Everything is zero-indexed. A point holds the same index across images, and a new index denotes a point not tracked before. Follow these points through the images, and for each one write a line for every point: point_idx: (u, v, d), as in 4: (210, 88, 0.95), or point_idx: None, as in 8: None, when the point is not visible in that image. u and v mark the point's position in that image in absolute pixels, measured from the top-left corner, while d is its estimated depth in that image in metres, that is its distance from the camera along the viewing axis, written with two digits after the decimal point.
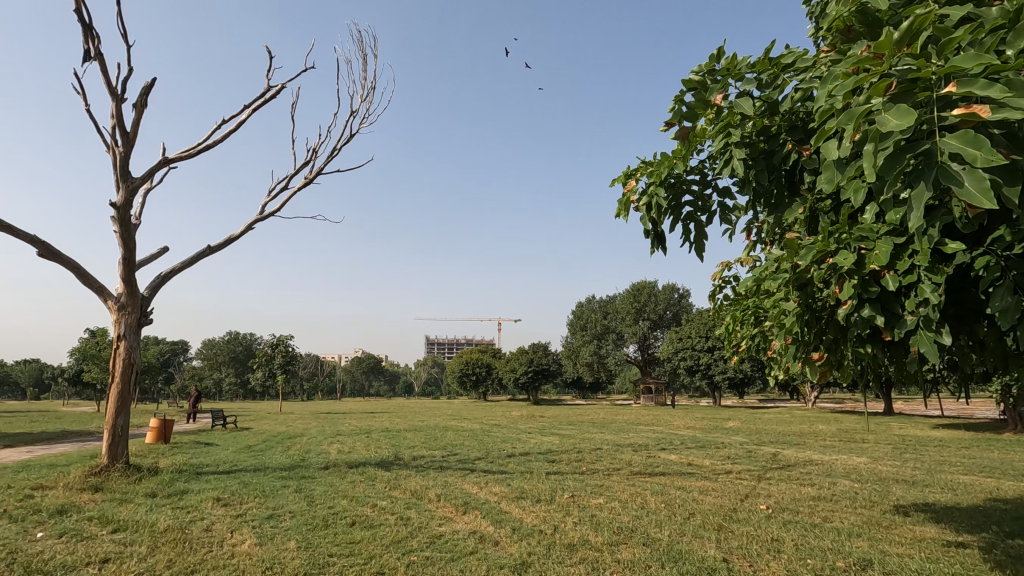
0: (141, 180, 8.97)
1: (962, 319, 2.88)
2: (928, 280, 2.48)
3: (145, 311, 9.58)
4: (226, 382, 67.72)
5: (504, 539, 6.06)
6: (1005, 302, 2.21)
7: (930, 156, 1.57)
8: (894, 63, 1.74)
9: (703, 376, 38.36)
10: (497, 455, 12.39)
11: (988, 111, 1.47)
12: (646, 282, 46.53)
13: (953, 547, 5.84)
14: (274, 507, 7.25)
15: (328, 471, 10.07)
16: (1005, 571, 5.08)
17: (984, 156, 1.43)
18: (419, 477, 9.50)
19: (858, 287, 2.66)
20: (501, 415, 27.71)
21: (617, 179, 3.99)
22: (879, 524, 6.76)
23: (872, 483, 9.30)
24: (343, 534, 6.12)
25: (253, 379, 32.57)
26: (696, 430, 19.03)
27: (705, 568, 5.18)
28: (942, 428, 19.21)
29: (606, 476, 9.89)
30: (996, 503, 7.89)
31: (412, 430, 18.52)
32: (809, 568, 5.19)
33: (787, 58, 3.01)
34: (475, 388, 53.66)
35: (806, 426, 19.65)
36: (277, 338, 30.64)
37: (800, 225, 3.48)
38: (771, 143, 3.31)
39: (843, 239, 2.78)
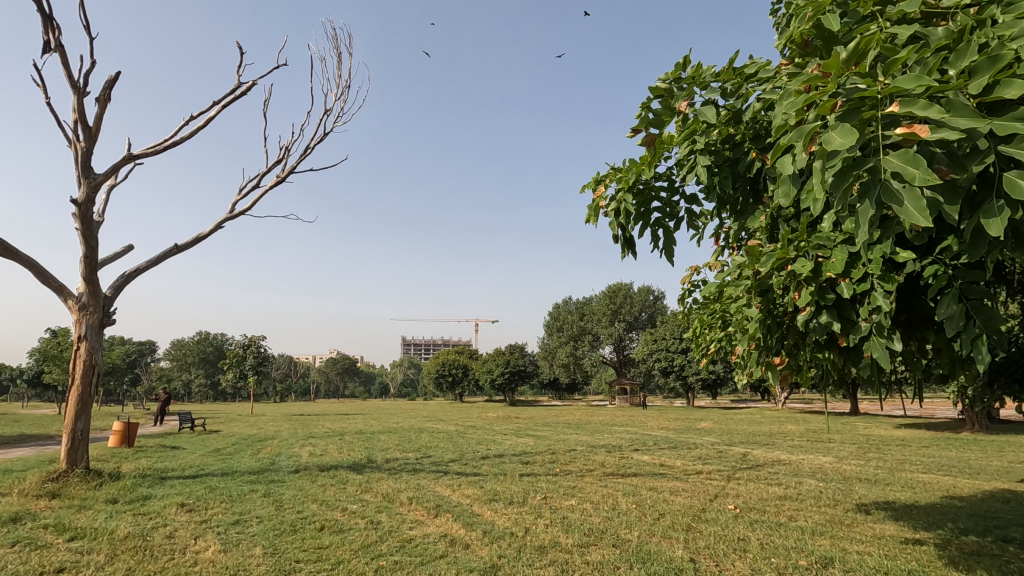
0: (104, 176, 8.70)
1: (913, 326, 2.98)
2: (881, 287, 2.57)
3: (108, 311, 9.29)
4: (195, 384, 66.08)
5: (475, 542, 6.05)
6: (952, 309, 2.29)
7: (875, 173, 1.63)
8: (842, 82, 1.80)
9: (678, 376, 38.86)
10: (471, 457, 12.35)
11: (927, 131, 1.53)
12: (623, 284, 46.88)
13: (910, 544, 6.02)
14: (241, 512, 7.10)
15: (298, 474, 9.90)
16: (959, 567, 5.26)
17: (922, 175, 1.47)
18: (391, 480, 9.41)
19: (815, 294, 2.73)
20: (477, 416, 27.63)
21: (587, 184, 4.02)
22: (841, 523, 6.94)
23: (836, 482, 9.55)
24: (311, 539, 6.03)
25: (223, 382, 31.82)
26: (669, 431, 19.22)
27: (672, 568, 5.24)
28: (904, 427, 19.80)
29: (579, 478, 9.94)
30: (952, 500, 8.17)
31: (386, 432, 18.36)
32: (773, 567, 5.30)
33: (749, 68, 3.06)
34: (452, 389, 53.38)
35: (775, 426, 20.06)
36: (249, 339, 30.04)
37: (762, 232, 3.56)
38: (735, 151, 3.37)
39: (802, 247, 2.85)
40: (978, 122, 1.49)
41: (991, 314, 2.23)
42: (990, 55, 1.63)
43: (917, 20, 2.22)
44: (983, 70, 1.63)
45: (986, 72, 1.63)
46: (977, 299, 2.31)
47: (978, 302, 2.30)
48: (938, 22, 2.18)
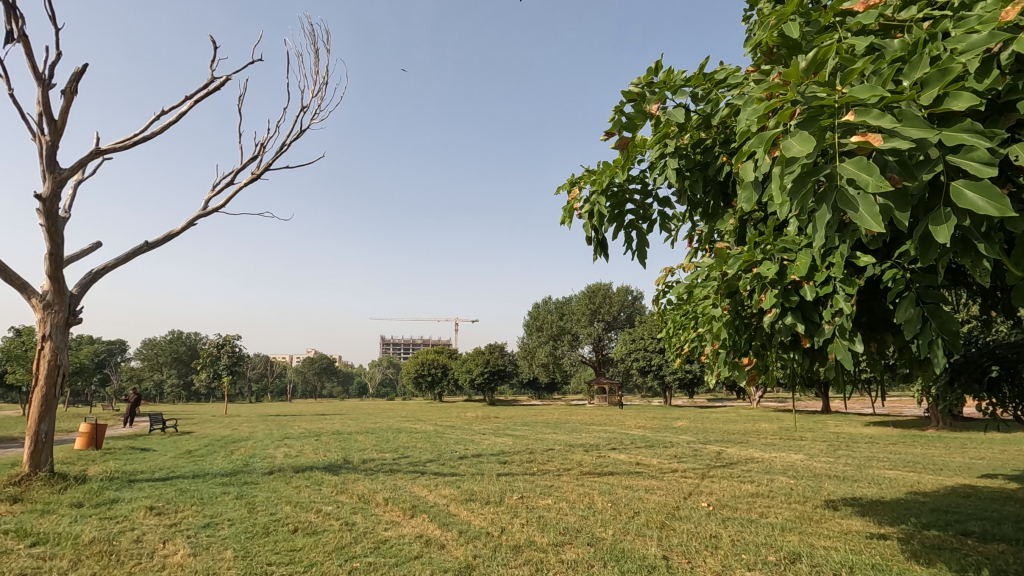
0: (71, 171, 8.45)
1: (874, 328, 3.07)
2: (842, 291, 2.64)
3: (74, 311, 9.03)
4: (168, 384, 64.53)
5: (451, 542, 6.04)
6: (909, 313, 2.37)
7: (831, 180, 1.68)
8: (802, 90, 1.85)
9: (655, 376, 39.30)
10: (449, 457, 12.32)
11: (880, 140, 1.58)
12: (602, 285, 47.19)
13: (874, 538, 6.20)
14: (212, 515, 6.97)
15: (272, 476, 9.76)
16: (920, 560, 5.43)
17: (874, 183, 1.52)
18: (367, 481, 9.34)
19: (780, 296, 2.79)
20: (455, 416, 27.58)
21: (562, 186, 4.05)
22: (810, 519, 7.11)
23: (806, 479, 9.76)
24: (284, 541, 5.95)
25: (197, 382, 31.13)
26: (646, 430, 19.42)
27: (645, 566, 5.31)
28: (873, 425, 20.34)
29: (556, 477, 10.00)
30: (915, 496, 8.43)
31: (363, 433, 18.22)
32: (743, 564, 5.41)
33: (719, 74, 3.11)
34: (431, 389, 53.07)
35: (749, 425, 20.42)
36: (223, 338, 29.44)
37: (731, 235, 3.62)
38: (706, 155, 3.42)
39: (768, 251, 2.92)
40: (927, 133, 1.55)
41: (946, 318, 2.30)
42: (941, 68, 1.69)
43: (876, 32, 2.29)
44: (934, 83, 1.69)
45: (937, 84, 1.69)
46: (933, 303, 2.38)
47: (935, 305, 2.37)
48: (896, 34, 2.26)
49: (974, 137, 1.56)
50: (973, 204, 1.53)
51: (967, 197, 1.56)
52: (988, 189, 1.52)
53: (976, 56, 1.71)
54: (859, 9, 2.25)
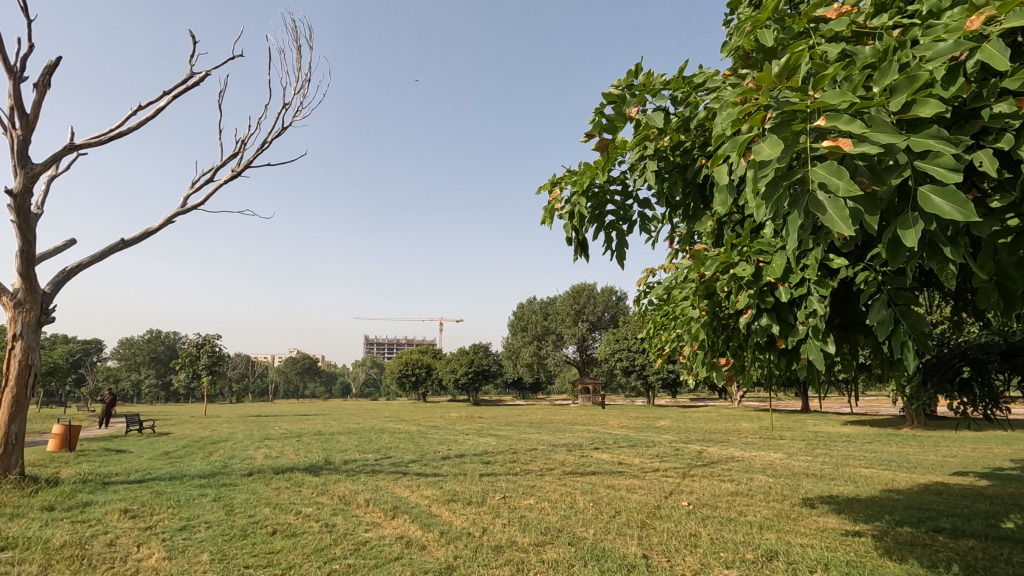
0: (44, 166, 8.25)
1: (847, 329, 3.12)
2: (816, 292, 2.67)
3: (47, 309, 8.81)
4: (146, 384, 63.32)
5: (432, 543, 6.02)
6: (882, 315, 2.41)
7: (802, 185, 1.69)
8: (774, 95, 1.88)
9: (639, 376, 39.61)
10: (432, 457, 12.27)
11: (849, 145, 1.60)
12: (586, 285, 47.45)
13: (850, 535, 6.31)
14: (188, 518, 6.85)
15: (251, 478, 9.63)
16: (893, 557, 5.54)
17: (845, 187, 1.54)
18: (349, 482, 9.27)
19: (756, 297, 2.83)
20: (438, 416, 27.51)
21: (543, 187, 4.05)
22: (788, 517, 7.21)
23: (785, 478, 9.92)
24: (262, 544, 5.88)
25: (175, 382, 30.59)
26: (629, 429, 19.56)
27: (625, 564, 5.35)
28: (850, 424, 20.72)
29: (539, 477, 10.02)
30: (889, 493, 8.61)
31: (345, 433, 18.08)
32: (722, 562, 5.46)
33: (698, 78, 3.12)
34: (415, 389, 52.81)
35: (730, 425, 20.67)
36: (203, 338, 29.00)
37: (709, 237, 3.66)
38: (685, 158, 3.46)
39: (744, 252, 2.95)
40: (895, 138, 1.58)
41: (917, 319, 2.35)
42: (909, 74, 1.73)
43: (849, 39, 2.33)
44: (903, 89, 1.73)
45: (905, 91, 1.72)
46: (905, 304, 2.42)
47: (906, 307, 2.41)
48: (868, 41, 2.30)
49: (940, 143, 1.60)
50: (938, 209, 1.57)
51: (934, 203, 1.59)
52: (954, 194, 1.56)
53: (943, 65, 1.74)
54: (832, 17, 2.30)
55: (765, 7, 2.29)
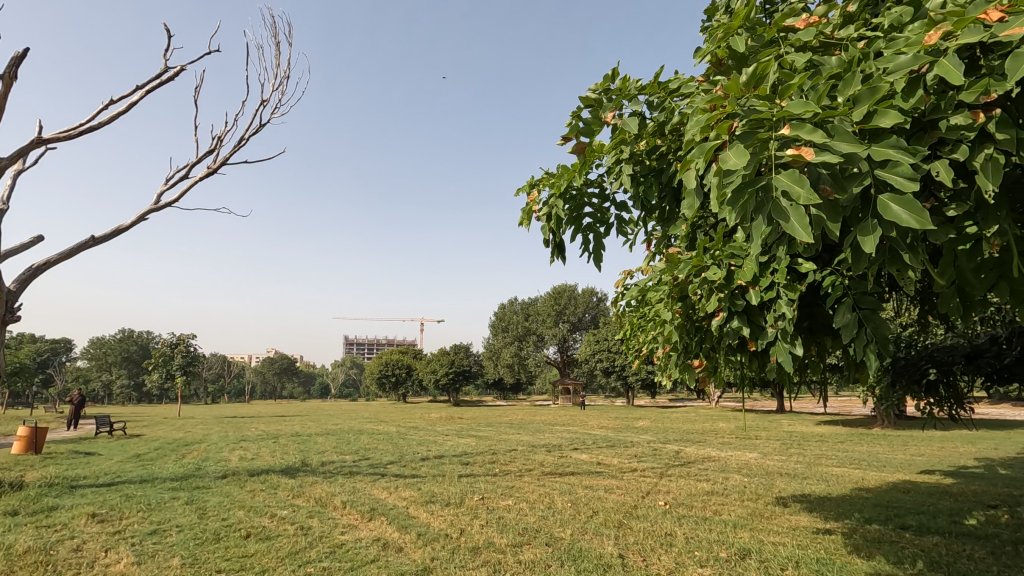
0: (9, 160, 7.96)
1: (815, 332, 3.19)
2: (785, 295, 2.72)
3: (11, 308, 8.51)
4: (117, 384, 61.71)
5: (409, 545, 5.98)
6: (846, 318, 2.47)
7: (766, 192, 1.73)
8: (741, 104, 1.93)
9: (619, 376, 39.94)
10: (411, 458, 12.20)
11: (811, 154, 1.64)
12: (568, 285, 47.66)
13: (820, 533, 6.45)
14: (159, 522, 6.71)
15: (225, 480, 9.47)
16: (861, 554, 5.67)
17: (805, 196, 1.58)
18: (326, 484, 9.15)
19: (727, 300, 2.88)
20: (418, 417, 27.38)
21: (521, 188, 4.06)
22: (762, 515, 7.33)
23: (759, 477, 10.08)
24: (235, 548, 5.78)
25: (148, 383, 29.88)
26: (608, 430, 19.72)
27: (601, 564, 5.39)
28: (823, 424, 21.14)
29: (517, 478, 10.03)
30: (860, 492, 8.82)
31: (323, 434, 17.89)
32: (695, 561, 5.54)
33: (673, 83, 3.15)
34: (394, 390, 52.42)
35: (708, 425, 20.96)
36: (177, 337, 28.39)
37: (683, 240, 3.71)
38: (660, 162, 3.49)
39: (716, 256, 3.00)
40: (856, 147, 1.63)
41: (879, 323, 2.41)
42: (870, 85, 1.78)
43: (817, 49, 2.39)
44: (864, 100, 1.78)
45: (866, 101, 1.78)
46: (869, 308, 2.48)
47: (870, 311, 2.47)
48: (835, 52, 2.36)
49: (899, 153, 1.65)
50: (897, 217, 1.62)
51: (893, 210, 1.64)
52: (911, 203, 1.61)
53: (902, 77, 1.80)
54: (800, 27, 2.37)
55: (737, 15, 2.34)
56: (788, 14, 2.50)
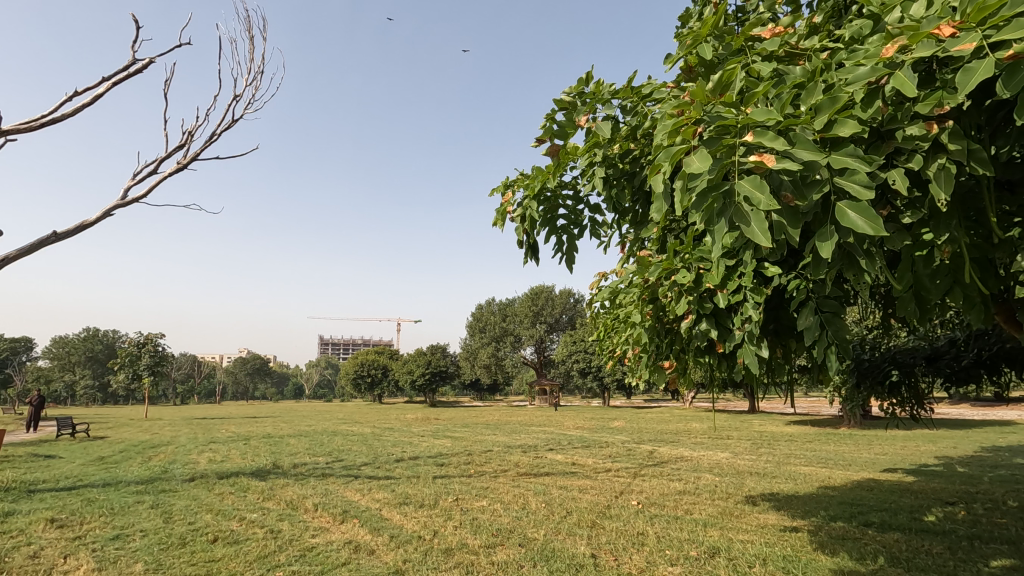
0: None
1: (780, 334, 3.26)
2: (751, 298, 2.79)
3: None
4: (81, 384, 59.72)
5: (381, 547, 5.93)
6: (809, 321, 2.52)
7: (729, 197, 1.77)
8: (707, 110, 1.97)
9: (595, 377, 40.24)
10: (385, 460, 12.08)
11: (773, 161, 1.69)
12: (545, 285, 47.83)
13: (787, 531, 6.60)
14: (122, 526, 6.52)
15: (193, 483, 9.25)
16: (826, 550, 5.82)
17: (766, 201, 1.62)
18: (297, 486, 9.01)
19: (695, 303, 2.94)
20: (393, 417, 27.14)
21: (496, 188, 4.06)
22: (731, 514, 7.47)
23: (730, 476, 10.26)
24: (201, 552, 5.65)
25: (114, 383, 28.96)
26: (584, 430, 19.86)
27: (573, 564, 5.42)
28: (793, 424, 21.57)
29: (493, 478, 10.01)
30: (826, 490, 9.05)
31: (296, 435, 17.62)
32: (666, 559, 5.61)
33: (646, 88, 3.17)
34: (370, 391, 51.85)
35: (681, 425, 21.24)
36: (145, 336, 27.62)
37: (653, 244, 3.75)
38: (632, 166, 3.53)
39: (686, 259, 3.04)
40: (815, 154, 1.68)
41: (840, 326, 2.47)
42: (830, 96, 1.84)
43: (782, 58, 2.46)
44: (824, 110, 1.84)
45: (827, 111, 1.83)
46: (830, 311, 2.54)
47: (831, 314, 2.53)
48: (799, 62, 2.43)
49: (857, 161, 1.71)
50: (853, 223, 1.67)
51: (849, 217, 1.70)
52: (866, 210, 1.66)
53: (861, 88, 1.86)
54: (766, 36, 2.43)
55: (705, 23, 2.38)
56: (755, 24, 2.56)
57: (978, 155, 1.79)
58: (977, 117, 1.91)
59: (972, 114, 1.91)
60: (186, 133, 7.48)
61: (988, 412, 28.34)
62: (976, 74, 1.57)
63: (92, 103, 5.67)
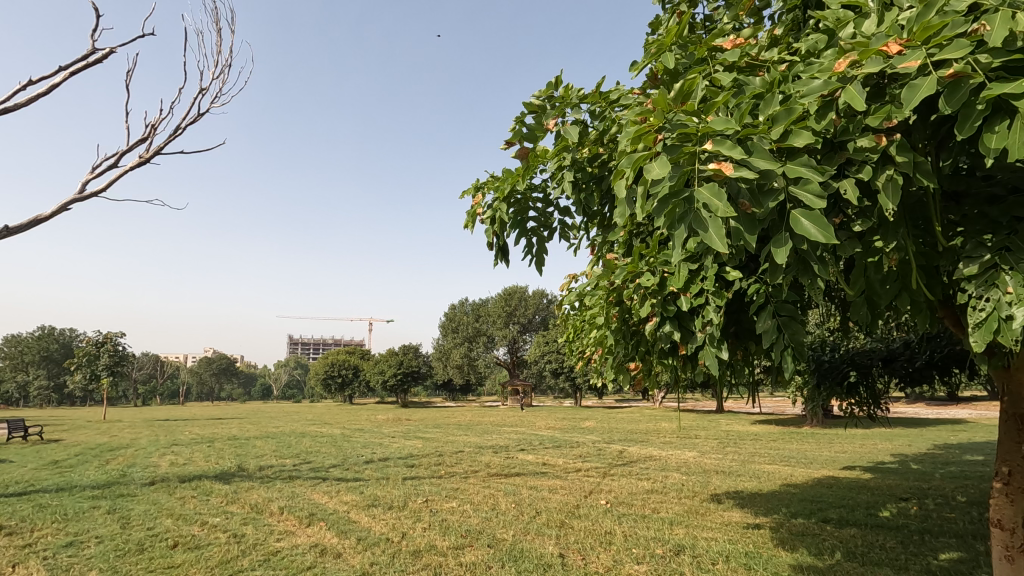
0: None
1: (740, 337, 3.34)
2: (712, 302, 2.85)
3: None
4: (34, 385, 57.10)
5: (348, 550, 5.85)
6: (767, 324, 2.59)
7: (689, 204, 1.81)
8: (669, 118, 2.01)
9: (567, 377, 40.53)
10: (354, 461, 11.93)
11: (730, 169, 1.73)
12: (518, 285, 47.84)
13: (750, 528, 6.76)
14: (76, 533, 6.29)
15: (153, 487, 8.96)
16: (786, 547, 5.99)
17: (723, 210, 1.66)
18: (263, 489, 8.82)
19: (659, 305, 2.98)
20: (364, 418, 26.80)
21: (466, 190, 4.06)
22: (697, 512, 7.62)
23: (696, 475, 10.46)
24: (160, 558, 5.49)
25: (70, 383, 27.78)
26: (555, 430, 19.98)
27: (542, 564, 5.45)
28: (758, 423, 22.06)
29: (463, 479, 10.00)
30: (788, 487, 9.30)
31: (263, 437, 17.29)
32: (633, 557, 5.69)
33: (613, 94, 3.19)
34: (340, 391, 51.05)
35: (651, 425, 21.53)
36: (104, 335, 26.59)
37: (620, 248, 3.80)
38: (600, 170, 3.56)
39: (651, 263, 3.10)
40: (771, 164, 1.74)
41: (796, 329, 2.55)
42: (786, 107, 1.90)
43: (743, 69, 2.54)
44: (781, 120, 1.90)
45: (783, 121, 1.90)
46: (788, 316, 2.61)
47: (789, 318, 2.60)
48: (759, 73, 2.51)
49: (809, 171, 1.77)
50: (807, 232, 1.73)
51: (803, 225, 1.75)
52: (819, 219, 1.72)
53: (815, 101, 1.93)
54: (727, 47, 2.50)
55: (670, 32, 2.43)
56: (718, 34, 2.63)
57: (924, 168, 1.87)
58: (923, 132, 2.00)
59: (919, 129, 2.00)
60: (150, 126, 7.29)
61: (942, 412, 29.52)
62: (921, 90, 1.63)
63: (48, 92, 5.44)
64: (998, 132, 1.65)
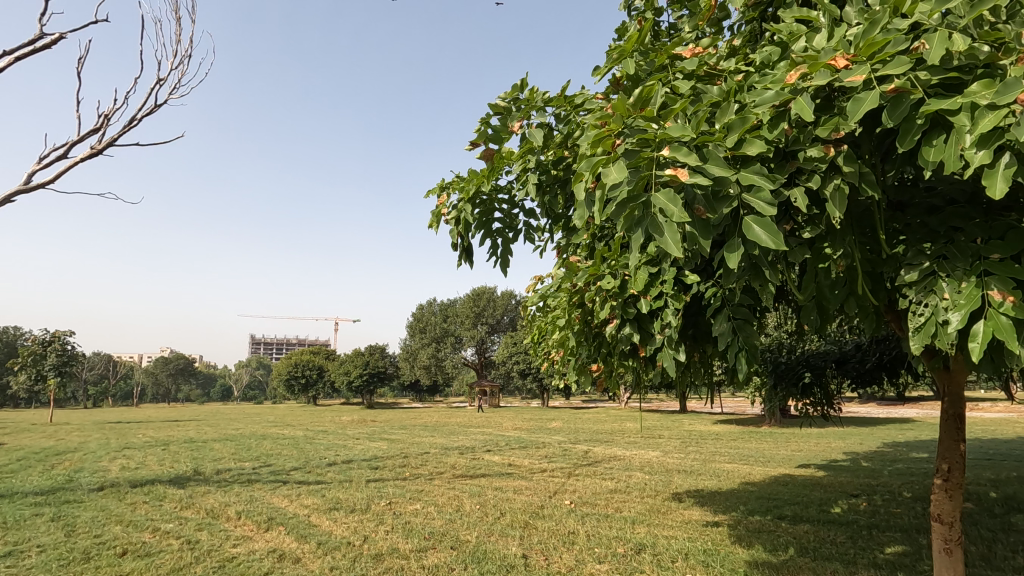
0: None
1: (698, 339, 3.42)
2: (671, 304, 2.90)
3: None
4: None
5: (307, 555, 5.73)
6: (722, 327, 2.66)
7: (647, 208, 1.83)
8: (627, 124, 2.04)
9: (534, 377, 40.66)
10: (316, 464, 11.69)
11: (685, 175, 1.76)
12: (487, 286, 47.69)
13: (709, 526, 6.91)
14: (16, 542, 5.97)
15: (101, 493, 8.57)
16: (742, 543, 6.15)
17: (678, 214, 1.69)
18: (219, 494, 8.55)
19: (619, 307, 3.03)
20: (328, 420, 26.28)
21: (431, 190, 4.03)
22: (659, 511, 7.75)
23: (659, 474, 10.65)
24: (108, 567, 5.25)
25: (13, 385, 26.33)
26: (521, 431, 20.00)
27: (505, 565, 5.45)
28: (719, 422, 22.59)
29: (428, 481, 9.92)
30: (746, 485, 9.55)
31: (222, 439, 16.80)
32: (595, 556, 5.75)
33: (576, 98, 3.22)
34: (304, 392, 49.96)
35: (617, 425, 21.81)
36: (52, 334, 25.36)
37: (584, 250, 3.83)
38: (565, 172, 3.58)
39: (613, 266, 3.14)
40: (725, 171, 1.78)
41: (749, 331, 2.63)
42: (741, 116, 1.95)
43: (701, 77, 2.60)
44: (735, 128, 1.95)
45: (737, 129, 1.95)
46: (742, 319, 2.68)
47: (743, 321, 2.67)
48: (717, 81, 2.57)
49: (761, 178, 1.82)
50: (758, 237, 1.78)
51: (754, 231, 1.80)
52: (769, 225, 1.77)
53: (767, 110, 1.98)
54: (686, 56, 2.56)
55: (631, 38, 2.45)
56: (678, 43, 2.69)
57: (868, 178, 1.95)
58: (868, 143, 2.09)
59: (865, 140, 2.09)
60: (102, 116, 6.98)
61: (891, 412, 30.81)
62: (865, 104, 1.70)
63: None
64: (936, 145, 1.73)
